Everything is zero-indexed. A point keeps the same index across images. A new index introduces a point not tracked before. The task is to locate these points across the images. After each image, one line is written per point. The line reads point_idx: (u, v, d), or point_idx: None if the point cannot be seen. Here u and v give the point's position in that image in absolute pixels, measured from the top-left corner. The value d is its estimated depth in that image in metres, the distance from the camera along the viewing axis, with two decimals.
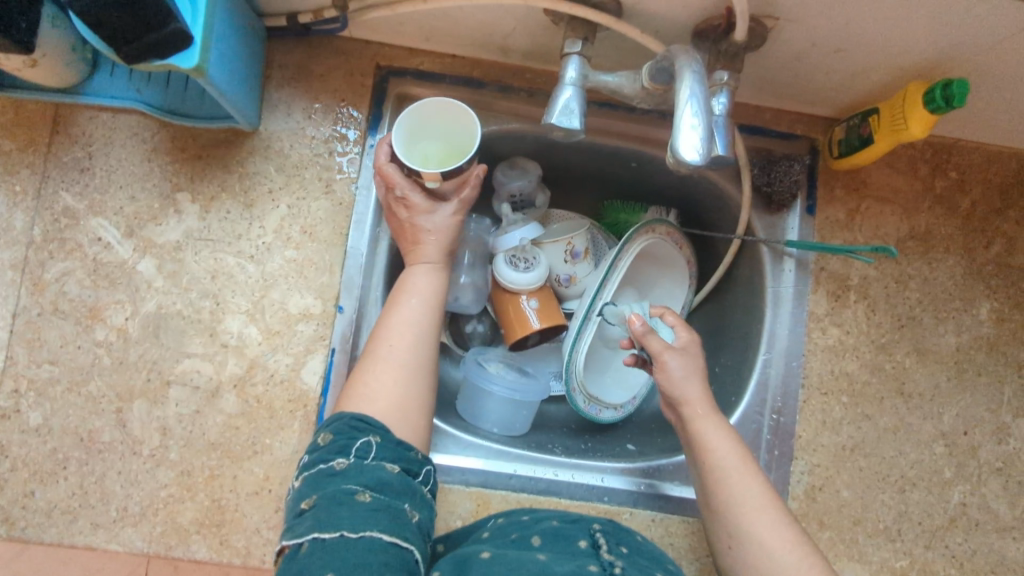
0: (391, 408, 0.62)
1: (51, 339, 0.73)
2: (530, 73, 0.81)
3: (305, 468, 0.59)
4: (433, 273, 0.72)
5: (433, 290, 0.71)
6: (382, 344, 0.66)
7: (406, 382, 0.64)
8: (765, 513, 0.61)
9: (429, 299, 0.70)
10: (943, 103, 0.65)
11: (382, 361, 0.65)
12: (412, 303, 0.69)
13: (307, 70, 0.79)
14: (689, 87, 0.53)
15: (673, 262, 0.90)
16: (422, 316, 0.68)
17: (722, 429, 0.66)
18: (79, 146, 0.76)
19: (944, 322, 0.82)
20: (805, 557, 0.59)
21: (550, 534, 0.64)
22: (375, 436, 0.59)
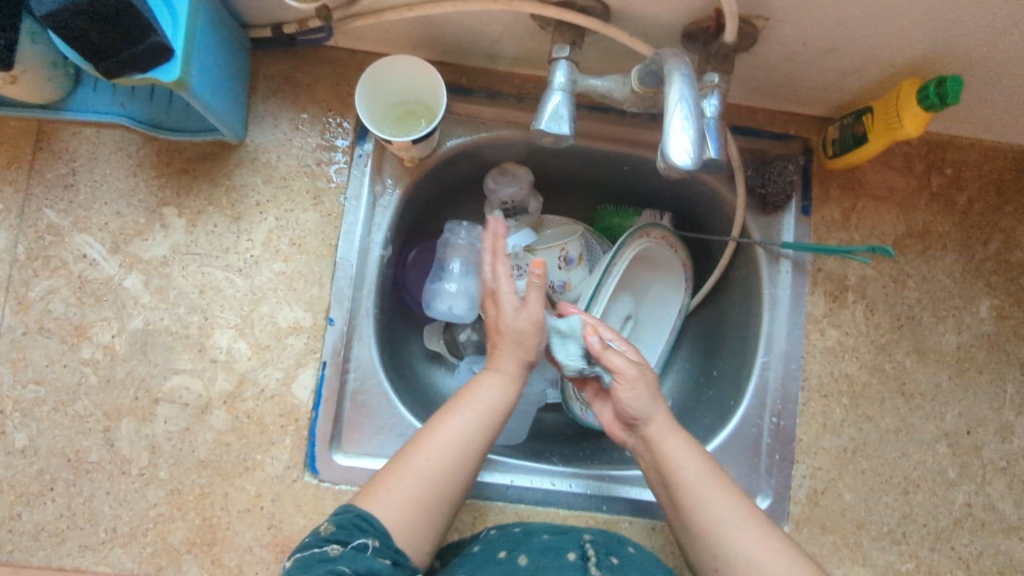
0: (406, 524, 0.61)
1: (37, 358, 0.72)
2: (519, 78, 0.80)
3: (301, 547, 0.60)
4: (501, 386, 0.68)
5: (494, 403, 0.67)
6: (417, 454, 0.64)
7: (423, 489, 0.62)
8: (746, 529, 0.60)
9: (483, 410, 0.66)
10: (937, 101, 0.64)
11: (411, 473, 0.63)
12: (486, 382, 0.68)
13: (293, 80, 0.78)
14: (678, 90, 0.52)
15: (669, 266, 0.89)
16: (462, 434, 0.65)
17: (688, 447, 0.66)
18: (62, 162, 0.75)
19: (944, 321, 0.81)
20: (795, 562, 0.59)
21: (538, 550, 0.66)
22: (372, 539, 0.59)
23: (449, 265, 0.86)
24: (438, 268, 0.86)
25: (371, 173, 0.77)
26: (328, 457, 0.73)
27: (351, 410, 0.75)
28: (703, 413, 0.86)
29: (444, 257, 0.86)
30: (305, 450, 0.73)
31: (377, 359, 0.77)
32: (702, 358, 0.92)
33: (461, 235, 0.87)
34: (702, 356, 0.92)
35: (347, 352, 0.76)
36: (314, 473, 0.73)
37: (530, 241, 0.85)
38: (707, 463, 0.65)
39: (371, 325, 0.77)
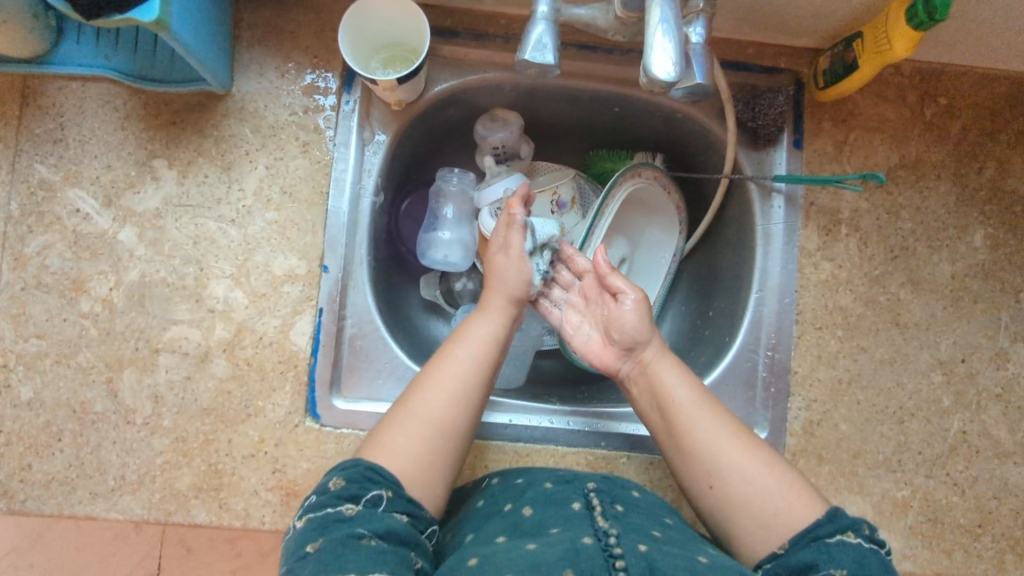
0: (412, 472, 0.61)
1: (36, 313, 0.73)
2: (504, 18, 0.79)
3: (310, 506, 0.57)
4: (484, 322, 0.69)
5: (491, 341, 0.68)
6: (420, 394, 0.65)
7: (431, 444, 0.63)
8: (737, 449, 0.64)
9: (479, 346, 0.68)
10: (926, 19, 0.63)
11: (413, 415, 0.63)
12: (483, 318, 0.70)
13: (277, 28, 0.77)
14: (659, 7, 0.51)
15: (662, 208, 0.89)
16: (466, 387, 0.65)
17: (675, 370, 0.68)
18: (50, 117, 0.75)
19: (938, 251, 0.81)
20: (784, 474, 0.63)
21: (541, 499, 0.65)
22: (386, 489, 0.58)
23: (443, 213, 0.86)
24: (431, 216, 0.86)
25: (359, 120, 0.77)
26: (328, 401, 0.74)
27: (349, 354, 0.76)
28: (699, 352, 0.87)
29: (436, 205, 0.87)
30: (305, 395, 0.74)
31: (373, 306, 0.78)
32: (698, 299, 0.93)
33: (452, 182, 0.87)
34: (698, 298, 0.93)
35: (343, 299, 0.76)
36: (315, 417, 0.74)
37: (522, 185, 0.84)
38: (693, 390, 0.68)
39: (365, 270, 0.78)
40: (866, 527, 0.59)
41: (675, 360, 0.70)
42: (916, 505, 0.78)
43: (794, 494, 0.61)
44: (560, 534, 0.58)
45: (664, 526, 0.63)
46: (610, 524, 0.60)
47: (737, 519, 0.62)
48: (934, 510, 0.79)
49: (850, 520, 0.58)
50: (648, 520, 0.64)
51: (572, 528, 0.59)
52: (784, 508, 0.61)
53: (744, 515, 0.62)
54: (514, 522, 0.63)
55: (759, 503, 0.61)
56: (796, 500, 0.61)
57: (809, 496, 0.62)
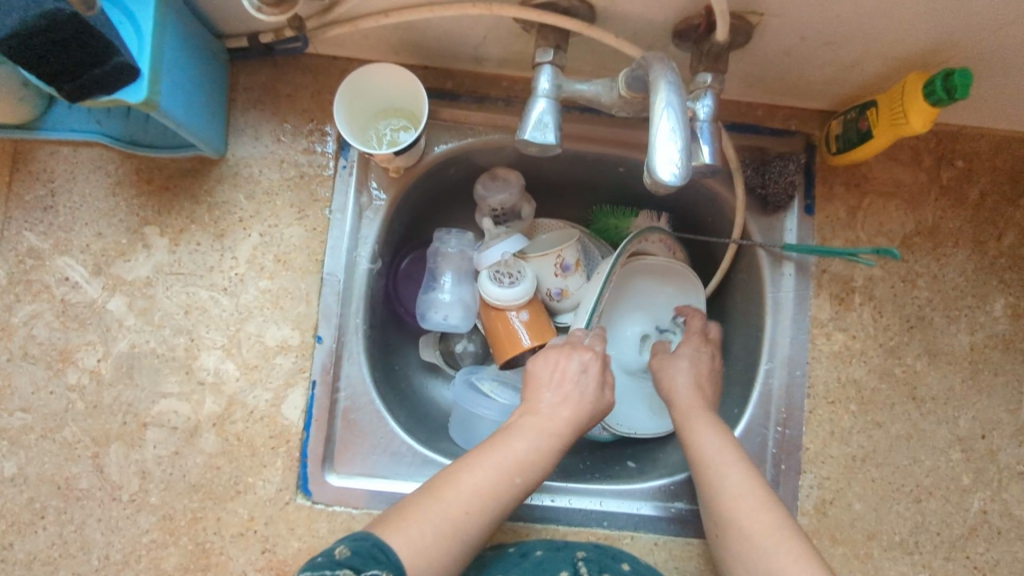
0: (425, 565, 0.58)
1: (22, 385, 0.71)
2: (506, 81, 0.77)
3: (310, 566, 0.55)
4: (541, 445, 0.66)
5: (532, 461, 0.65)
6: (457, 498, 0.61)
7: (451, 549, 0.60)
8: (746, 503, 0.62)
9: (526, 471, 0.64)
10: (945, 96, 0.61)
11: (446, 511, 0.60)
12: (528, 433, 0.66)
13: (273, 91, 0.75)
14: (663, 98, 0.48)
15: (675, 272, 0.86)
16: (497, 507, 0.62)
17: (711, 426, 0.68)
18: (41, 183, 0.73)
19: (956, 321, 0.78)
20: (786, 537, 0.60)
21: (530, 571, 0.65)
22: (388, 572, 0.55)
23: (441, 275, 0.84)
24: (429, 277, 0.84)
25: (356, 184, 0.75)
26: (320, 478, 0.71)
27: (343, 429, 0.74)
28: None
29: (434, 265, 0.84)
30: (297, 471, 0.71)
31: (368, 377, 0.75)
32: None
33: (450, 242, 0.84)
34: None
35: (336, 370, 0.74)
36: (307, 494, 0.71)
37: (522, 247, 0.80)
38: (725, 440, 0.67)
39: (360, 340, 0.75)
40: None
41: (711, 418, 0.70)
42: None
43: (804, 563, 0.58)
44: None
45: None
46: None
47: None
48: None
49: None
50: None
51: None
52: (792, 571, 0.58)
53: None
54: None
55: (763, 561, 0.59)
56: (801, 568, 0.58)
57: (807, 565, 0.58)
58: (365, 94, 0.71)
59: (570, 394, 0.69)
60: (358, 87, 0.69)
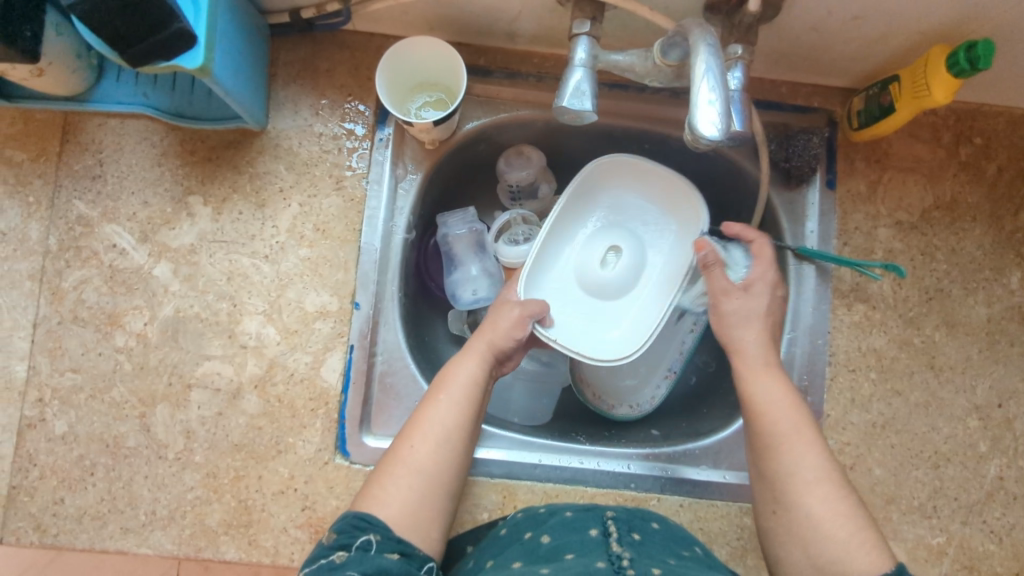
0: (407, 512, 0.60)
1: (72, 347, 0.74)
2: (537, 57, 0.79)
3: (305, 563, 0.57)
4: (473, 367, 0.68)
5: (466, 385, 0.67)
6: (406, 445, 0.64)
7: (424, 485, 0.62)
8: (820, 488, 0.60)
9: (460, 391, 0.66)
10: (967, 67, 0.63)
11: (404, 460, 0.63)
12: (443, 402, 0.66)
13: (312, 66, 0.78)
14: (704, 61, 0.51)
15: None
16: (451, 433, 0.64)
17: (778, 386, 0.65)
18: (89, 154, 0.76)
19: (974, 293, 0.80)
20: (852, 518, 0.58)
21: (561, 528, 0.65)
22: (376, 533, 0.58)
23: (460, 257, 0.86)
24: (448, 260, 0.86)
25: (392, 157, 0.78)
26: (357, 439, 0.74)
27: (378, 392, 0.76)
28: (728, 390, 0.86)
29: (448, 247, 0.86)
30: (336, 432, 0.74)
31: (403, 342, 0.77)
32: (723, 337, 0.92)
33: (457, 226, 0.85)
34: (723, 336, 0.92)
35: (373, 336, 0.76)
36: (345, 454, 0.74)
37: (529, 215, 0.86)
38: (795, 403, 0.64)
39: (396, 308, 0.77)
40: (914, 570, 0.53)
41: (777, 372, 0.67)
42: (951, 553, 0.77)
43: (861, 528, 0.58)
44: (575, 560, 0.59)
45: (679, 556, 0.62)
46: (624, 549, 0.60)
47: (806, 532, 0.58)
48: (970, 558, 0.77)
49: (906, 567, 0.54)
50: (663, 550, 0.63)
51: (587, 553, 0.60)
52: (858, 535, 0.57)
53: (813, 536, 0.58)
54: (532, 548, 0.63)
55: (829, 518, 0.58)
56: (863, 531, 0.57)
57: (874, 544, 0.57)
58: (404, 69, 0.73)
59: (474, 351, 0.69)
60: (398, 60, 0.72)
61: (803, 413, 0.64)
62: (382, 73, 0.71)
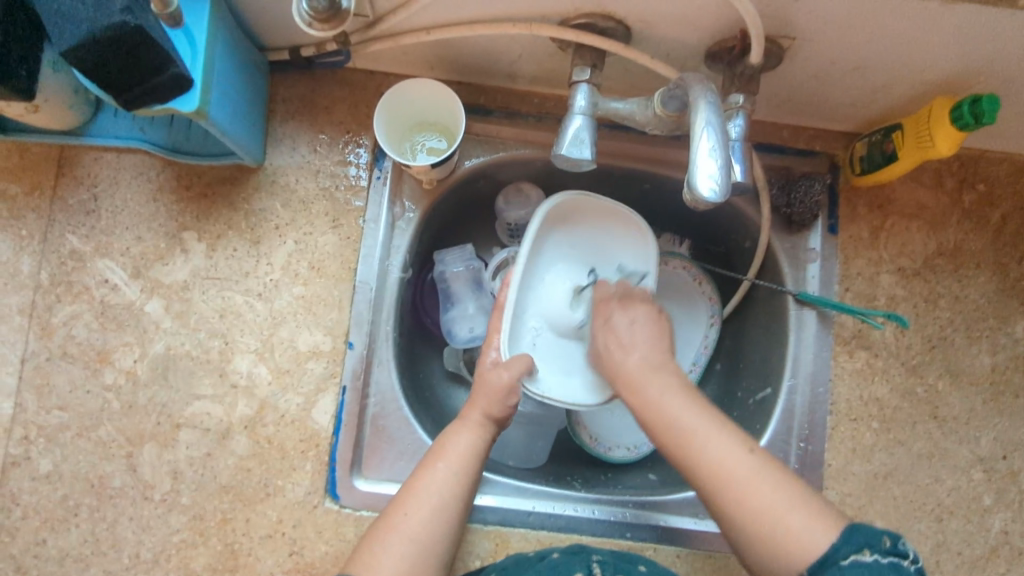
0: None
1: (60, 384, 0.72)
2: (538, 97, 0.79)
3: None
4: (475, 438, 0.67)
5: (467, 454, 0.66)
6: (398, 513, 0.62)
7: (416, 559, 0.60)
8: (755, 471, 0.57)
9: (460, 462, 0.65)
10: (971, 120, 0.62)
11: (397, 532, 0.61)
12: (440, 468, 0.64)
13: (311, 103, 0.77)
14: (704, 117, 0.50)
15: (693, 297, 0.89)
16: (446, 506, 0.63)
17: (670, 386, 0.63)
18: (85, 188, 0.75)
19: (978, 342, 0.79)
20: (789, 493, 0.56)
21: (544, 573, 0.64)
22: None
23: (456, 294, 0.85)
24: (444, 298, 0.85)
25: (390, 195, 0.77)
26: (347, 483, 0.72)
27: (370, 435, 0.75)
28: None
29: (445, 285, 0.85)
30: (326, 475, 0.72)
31: (396, 384, 0.76)
32: (722, 379, 0.90)
33: (455, 263, 0.85)
34: (722, 378, 0.90)
35: (366, 376, 0.75)
36: (335, 498, 0.72)
37: None
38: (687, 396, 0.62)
39: (390, 348, 0.76)
40: (885, 540, 0.52)
41: (666, 373, 0.64)
42: None
43: (799, 512, 0.55)
44: None
45: None
46: None
47: (745, 533, 0.56)
48: None
49: (864, 538, 0.52)
50: None
51: None
52: (792, 526, 0.54)
53: (755, 536, 0.55)
54: None
55: (763, 513, 0.55)
56: (802, 517, 0.54)
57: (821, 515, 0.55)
58: (402, 108, 0.73)
59: (473, 421, 0.68)
60: (398, 99, 0.71)
61: (704, 405, 0.61)
62: (380, 111, 0.70)
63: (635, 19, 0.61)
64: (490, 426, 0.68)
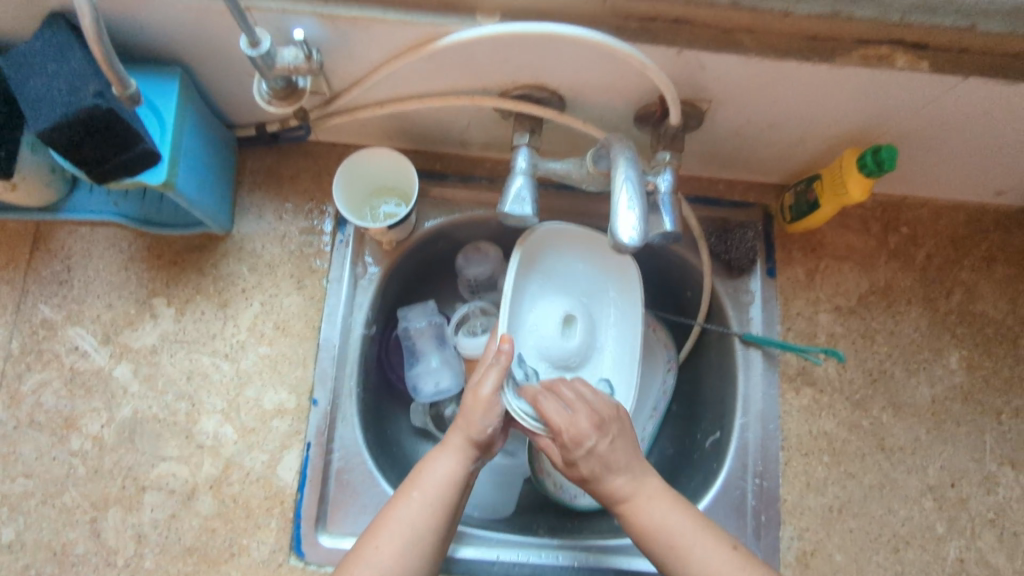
0: None
1: (26, 452, 0.74)
2: (489, 162, 0.85)
3: None
4: (453, 462, 0.67)
5: (442, 481, 0.66)
6: (372, 543, 0.63)
7: None
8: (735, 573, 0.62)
9: (432, 492, 0.65)
10: (875, 168, 0.69)
11: (370, 563, 0.62)
12: (413, 499, 0.65)
13: (277, 173, 0.83)
14: (623, 171, 0.56)
15: (649, 345, 0.92)
16: (419, 535, 0.63)
17: (656, 495, 0.65)
18: (58, 260, 0.79)
19: (916, 374, 0.83)
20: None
21: None
22: None
23: (420, 350, 0.88)
24: (409, 354, 0.88)
25: (352, 256, 0.81)
26: (312, 539, 0.73)
27: (334, 489, 0.75)
28: (687, 477, 0.86)
29: (410, 341, 0.88)
30: (290, 532, 0.73)
31: (361, 439, 0.77)
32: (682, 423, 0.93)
33: (418, 318, 0.88)
34: (682, 422, 0.93)
35: (331, 433, 0.76)
36: (299, 555, 0.73)
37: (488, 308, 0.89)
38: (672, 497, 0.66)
39: (355, 404, 0.78)
40: None
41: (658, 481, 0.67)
42: None
43: None
44: None
45: None
46: None
47: None
48: None
49: None
50: None
51: None
52: None
53: None
54: None
55: None
56: None
57: None
58: (358, 174, 0.78)
59: (450, 445, 0.68)
60: (356, 166, 0.77)
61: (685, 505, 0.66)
62: (337, 176, 0.75)
63: (566, 89, 0.68)
64: (472, 447, 0.68)
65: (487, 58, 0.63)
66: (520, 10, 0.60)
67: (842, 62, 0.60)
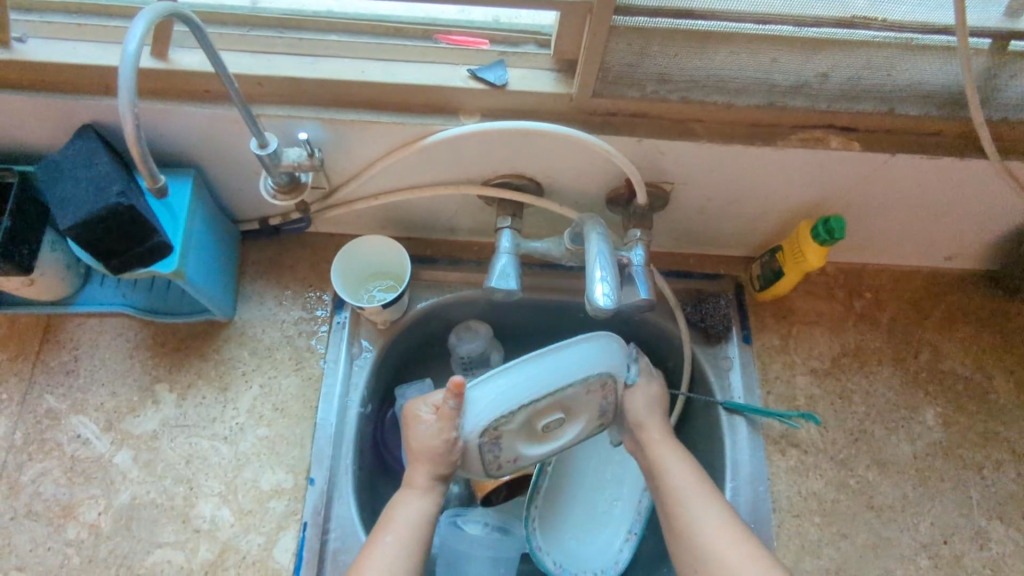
0: None
1: (21, 543, 0.74)
2: (476, 246, 0.92)
3: None
4: (422, 502, 0.69)
5: (417, 523, 0.67)
6: None
7: None
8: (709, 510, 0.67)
9: (406, 533, 0.66)
10: (827, 237, 0.75)
11: None
12: (387, 542, 0.65)
13: (278, 263, 0.88)
14: (596, 247, 0.64)
15: None
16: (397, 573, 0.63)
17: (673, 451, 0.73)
18: (66, 351, 0.82)
19: (895, 432, 0.86)
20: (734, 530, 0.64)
21: None
22: None
23: None
24: None
25: (348, 337, 0.85)
26: None
27: (331, 572, 0.74)
28: None
29: None
30: None
31: (357, 518, 0.77)
32: None
33: (415, 396, 0.91)
34: None
35: (328, 512, 0.77)
36: None
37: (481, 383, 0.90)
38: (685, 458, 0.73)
39: (351, 482, 0.79)
40: None
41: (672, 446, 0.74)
42: None
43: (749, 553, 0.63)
44: None
45: None
46: None
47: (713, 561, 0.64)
48: None
49: None
50: None
51: None
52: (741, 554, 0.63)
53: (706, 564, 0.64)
54: None
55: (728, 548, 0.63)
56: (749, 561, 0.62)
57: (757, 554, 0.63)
58: (356, 260, 0.83)
59: (421, 487, 0.69)
60: (355, 253, 0.83)
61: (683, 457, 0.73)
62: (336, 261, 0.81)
63: (543, 176, 0.75)
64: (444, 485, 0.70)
65: (471, 151, 0.71)
66: (498, 109, 0.68)
67: (784, 144, 0.68)
